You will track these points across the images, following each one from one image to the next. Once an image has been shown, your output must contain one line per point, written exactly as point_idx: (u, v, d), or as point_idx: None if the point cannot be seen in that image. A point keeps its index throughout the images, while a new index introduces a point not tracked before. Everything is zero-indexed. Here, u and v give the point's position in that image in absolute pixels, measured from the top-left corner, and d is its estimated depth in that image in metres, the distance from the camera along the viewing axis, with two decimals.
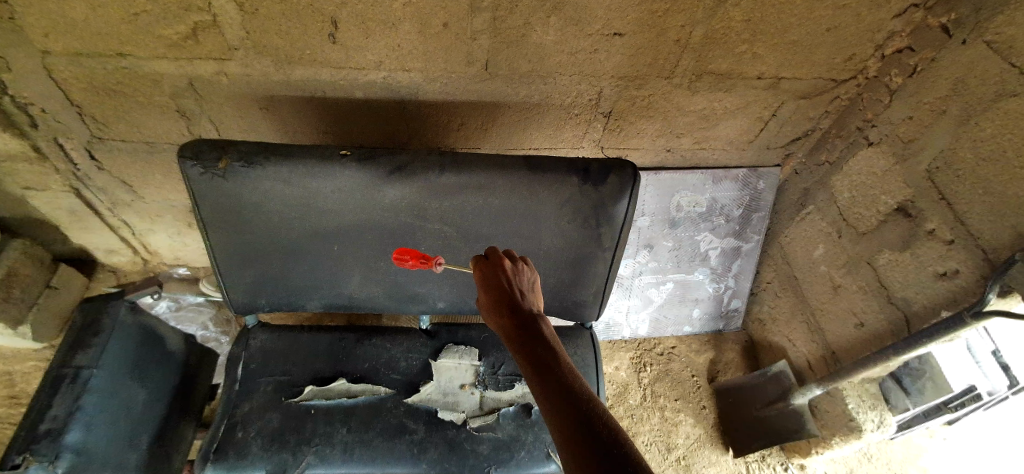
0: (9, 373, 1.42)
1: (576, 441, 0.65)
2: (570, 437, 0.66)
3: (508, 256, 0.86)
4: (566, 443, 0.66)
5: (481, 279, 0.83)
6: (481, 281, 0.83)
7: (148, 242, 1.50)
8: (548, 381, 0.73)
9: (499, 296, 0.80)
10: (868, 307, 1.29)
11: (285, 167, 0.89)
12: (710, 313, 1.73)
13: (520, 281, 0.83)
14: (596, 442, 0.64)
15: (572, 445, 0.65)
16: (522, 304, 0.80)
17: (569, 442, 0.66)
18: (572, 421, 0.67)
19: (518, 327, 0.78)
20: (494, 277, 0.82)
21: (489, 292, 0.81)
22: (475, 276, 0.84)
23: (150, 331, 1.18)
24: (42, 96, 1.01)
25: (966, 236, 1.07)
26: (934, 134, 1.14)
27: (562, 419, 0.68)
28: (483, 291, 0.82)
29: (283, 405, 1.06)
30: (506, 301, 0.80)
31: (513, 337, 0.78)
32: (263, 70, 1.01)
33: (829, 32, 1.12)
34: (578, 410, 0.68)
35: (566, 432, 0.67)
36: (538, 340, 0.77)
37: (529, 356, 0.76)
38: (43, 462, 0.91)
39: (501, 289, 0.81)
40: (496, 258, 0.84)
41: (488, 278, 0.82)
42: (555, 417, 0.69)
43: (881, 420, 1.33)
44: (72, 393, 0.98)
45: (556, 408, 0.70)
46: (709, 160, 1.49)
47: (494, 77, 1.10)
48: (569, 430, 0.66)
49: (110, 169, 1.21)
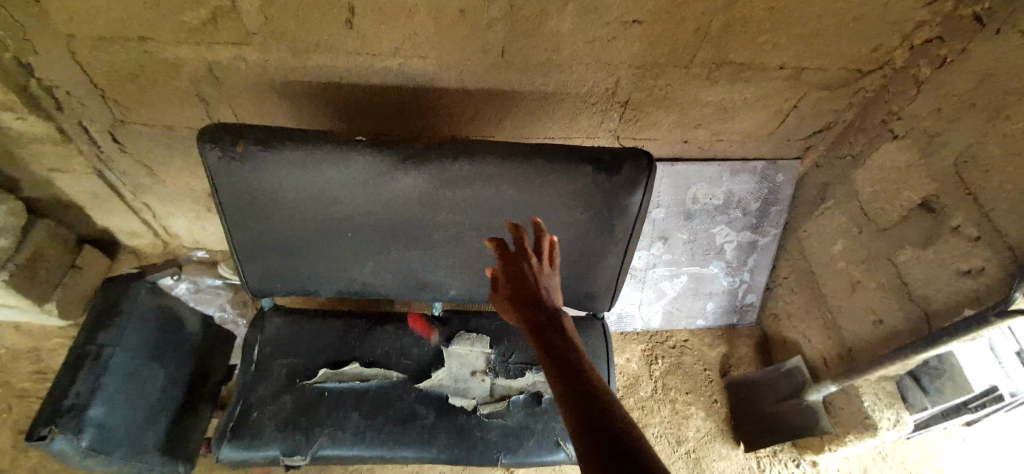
0: (36, 348, 1.48)
1: (588, 428, 0.62)
2: (581, 424, 0.63)
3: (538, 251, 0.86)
4: (576, 433, 0.63)
5: (507, 274, 0.83)
6: (507, 275, 0.83)
7: (168, 226, 1.53)
8: (566, 373, 0.71)
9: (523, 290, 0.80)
10: (887, 303, 1.26)
11: (300, 153, 0.90)
12: (723, 307, 1.71)
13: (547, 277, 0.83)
14: (607, 432, 0.61)
15: (583, 434, 0.62)
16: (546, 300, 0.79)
17: (580, 431, 0.63)
18: (586, 411, 0.64)
19: (540, 320, 0.78)
20: (520, 272, 0.82)
21: (514, 287, 0.81)
22: (500, 265, 0.84)
23: (168, 313, 1.21)
24: (66, 80, 1.03)
25: (993, 232, 1.03)
26: (962, 128, 1.10)
27: (574, 408, 0.66)
28: (509, 285, 0.82)
29: (298, 387, 1.08)
30: (530, 296, 0.80)
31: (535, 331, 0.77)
32: (280, 56, 1.02)
33: (855, 20, 1.08)
34: (593, 402, 0.65)
35: (578, 422, 0.64)
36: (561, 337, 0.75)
37: (547, 347, 0.75)
38: (68, 435, 0.93)
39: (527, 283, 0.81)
40: (523, 250, 0.84)
41: (514, 273, 0.83)
42: (568, 407, 0.66)
43: (898, 418, 1.28)
44: (95, 370, 1.01)
45: (571, 398, 0.67)
46: (727, 151, 1.47)
47: (509, 65, 1.09)
48: (582, 418, 0.64)
49: (131, 152, 1.23)
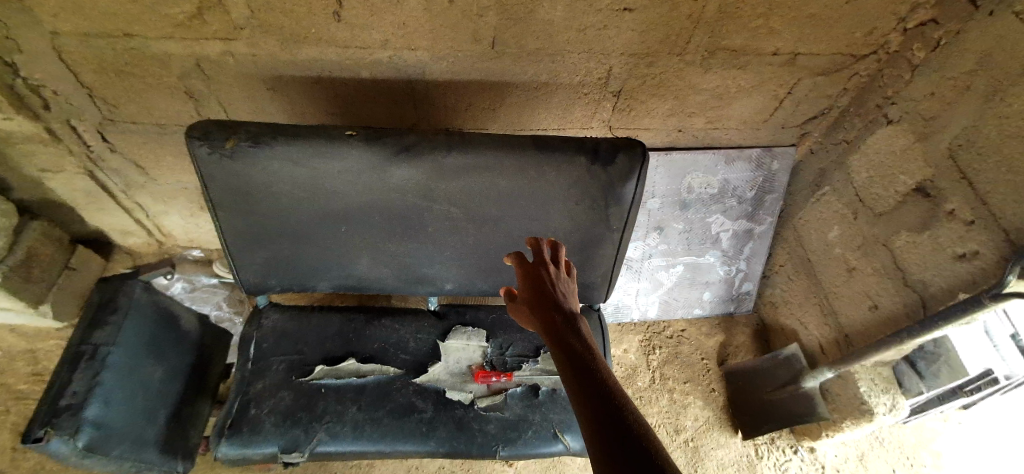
0: (32, 350, 1.47)
1: (604, 435, 0.64)
2: (598, 431, 0.64)
3: (552, 259, 0.86)
4: (594, 440, 0.64)
5: (524, 279, 0.84)
6: (524, 281, 0.84)
7: (162, 224, 1.52)
8: (581, 377, 0.71)
9: (539, 296, 0.81)
10: (884, 289, 1.26)
11: (293, 148, 0.88)
12: (720, 296, 1.71)
13: (563, 284, 0.83)
14: (623, 441, 0.62)
15: (599, 440, 0.64)
16: (562, 305, 0.80)
17: (597, 439, 0.64)
18: (603, 417, 0.65)
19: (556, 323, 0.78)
20: (537, 278, 0.83)
21: (530, 292, 0.82)
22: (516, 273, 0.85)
23: (165, 310, 1.20)
24: (53, 78, 1.02)
25: (988, 216, 1.03)
26: (958, 112, 1.10)
27: (589, 414, 0.67)
28: (524, 290, 0.83)
29: (296, 384, 1.08)
30: (546, 301, 0.80)
31: (549, 333, 0.78)
32: (269, 50, 1.01)
33: (849, 4, 1.07)
34: (609, 408, 0.66)
35: (595, 429, 0.65)
36: (576, 339, 0.76)
37: (562, 350, 0.76)
38: (65, 436, 0.93)
39: (544, 290, 0.82)
40: (541, 259, 0.85)
41: (531, 280, 0.83)
42: (586, 412, 0.67)
43: (894, 403, 1.30)
44: (91, 370, 1.00)
45: (587, 403, 0.68)
46: (722, 139, 1.46)
47: (501, 55, 1.08)
48: (599, 424, 0.65)
49: (122, 150, 1.22)
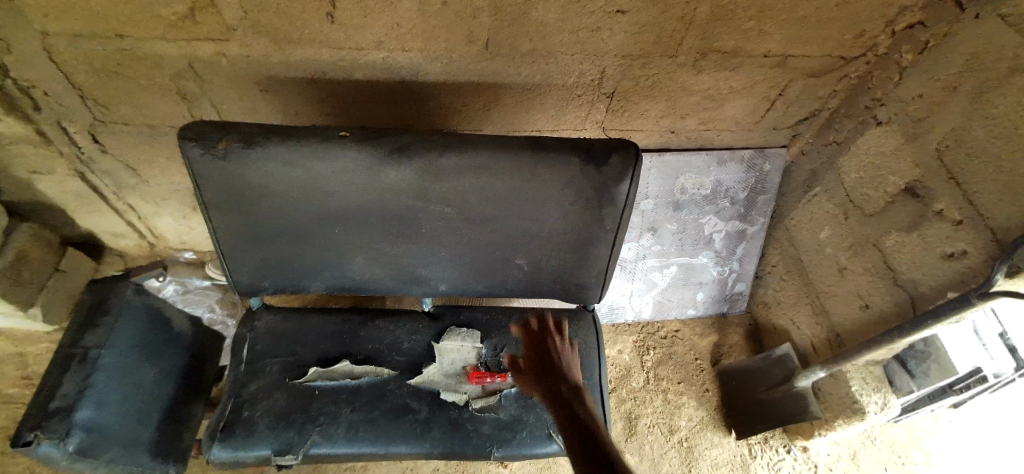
0: (22, 354, 1.46)
1: (591, 459, 0.73)
2: (586, 459, 0.74)
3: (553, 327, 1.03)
4: (581, 462, 0.74)
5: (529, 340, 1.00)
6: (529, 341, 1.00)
7: (154, 226, 1.51)
8: (572, 416, 0.83)
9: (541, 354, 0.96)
10: (875, 289, 1.27)
11: (286, 148, 0.88)
12: (713, 296, 1.72)
13: (562, 348, 0.98)
14: (606, 460, 0.72)
15: (586, 462, 0.74)
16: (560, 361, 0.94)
17: (583, 461, 0.74)
18: (590, 445, 0.76)
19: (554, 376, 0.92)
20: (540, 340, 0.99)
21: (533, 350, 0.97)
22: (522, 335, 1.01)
23: (157, 312, 1.20)
24: (44, 79, 1.01)
25: (975, 215, 1.05)
26: (946, 113, 1.12)
27: (578, 443, 0.77)
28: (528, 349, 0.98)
29: (289, 385, 1.07)
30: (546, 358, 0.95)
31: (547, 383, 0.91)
32: (262, 51, 1.00)
33: (838, 7, 1.09)
34: (596, 438, 0.77)
35: (583, 453, 0.75)
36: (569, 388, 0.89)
37: (558, 397, 0.88)
38: (54, 440, 0.92)
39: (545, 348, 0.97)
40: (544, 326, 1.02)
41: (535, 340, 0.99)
42: (583, 463, 0.73)
43: (885, 402, 1.31)
44: (82, 372, 1.00)
45: (576, 435, 0.79)
46: (714, 140, 1.47)
47: (495, 56, 1.08)
48: (586, 450, 0.75)
49: (112, 152, 1.21)
